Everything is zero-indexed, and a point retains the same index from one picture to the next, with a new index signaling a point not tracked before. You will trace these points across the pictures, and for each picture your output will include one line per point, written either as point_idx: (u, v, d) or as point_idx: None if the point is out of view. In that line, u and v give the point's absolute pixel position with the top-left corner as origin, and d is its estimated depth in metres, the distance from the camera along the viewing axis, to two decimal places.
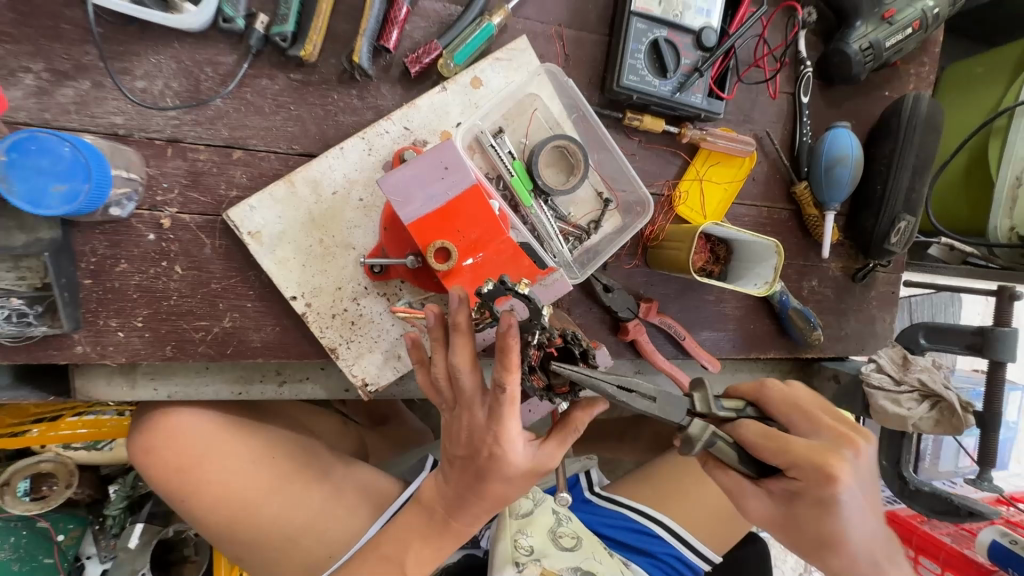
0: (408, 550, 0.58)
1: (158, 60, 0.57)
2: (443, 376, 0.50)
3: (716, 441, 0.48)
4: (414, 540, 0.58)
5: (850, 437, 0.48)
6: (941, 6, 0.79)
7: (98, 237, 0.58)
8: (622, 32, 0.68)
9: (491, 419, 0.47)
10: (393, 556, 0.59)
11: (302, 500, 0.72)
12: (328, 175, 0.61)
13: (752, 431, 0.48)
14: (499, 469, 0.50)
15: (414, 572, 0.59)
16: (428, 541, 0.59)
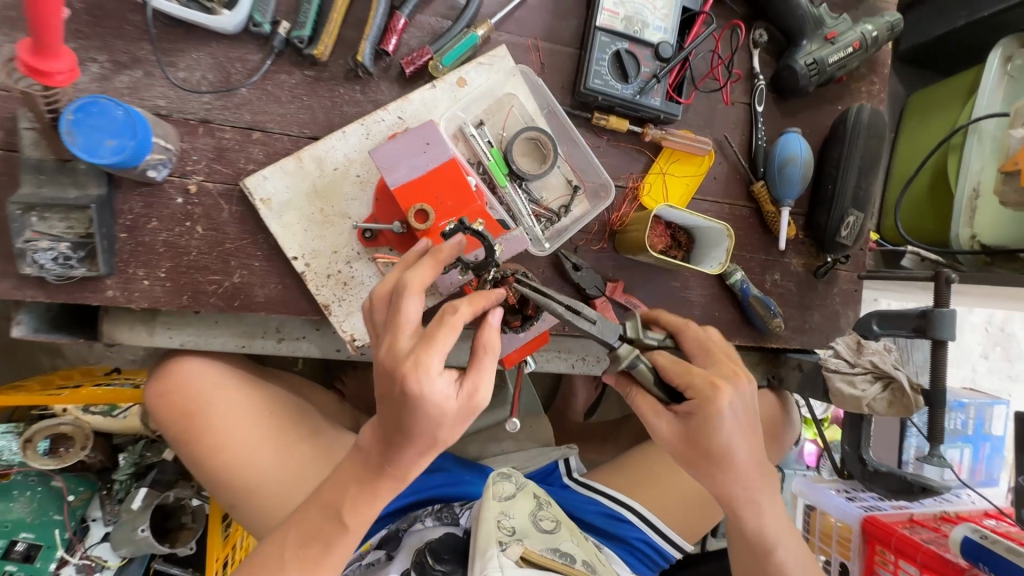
0: (346, 493, 0.54)
1: (198, 56, 0.69)
2: (385, 296, 0.53)
3: (638, 363, 0.62)
4: (351, 486, 0.54)
5: (735, 372, 0.64)
6: (880, 30, 0.89)
7: (136, 198, 0.68)
8: (589, 44, 0.79)
9: (419, 344, 0.47)
10: (332, 502, 0.54)
11: (289, 458, 0.78)
12: (331, 154, 0.72)
13: (666, 356, 0.64)
14: (417, 406, 0.48)
15: (355, 525, 0.54)
16: (366, 488, 0.53)
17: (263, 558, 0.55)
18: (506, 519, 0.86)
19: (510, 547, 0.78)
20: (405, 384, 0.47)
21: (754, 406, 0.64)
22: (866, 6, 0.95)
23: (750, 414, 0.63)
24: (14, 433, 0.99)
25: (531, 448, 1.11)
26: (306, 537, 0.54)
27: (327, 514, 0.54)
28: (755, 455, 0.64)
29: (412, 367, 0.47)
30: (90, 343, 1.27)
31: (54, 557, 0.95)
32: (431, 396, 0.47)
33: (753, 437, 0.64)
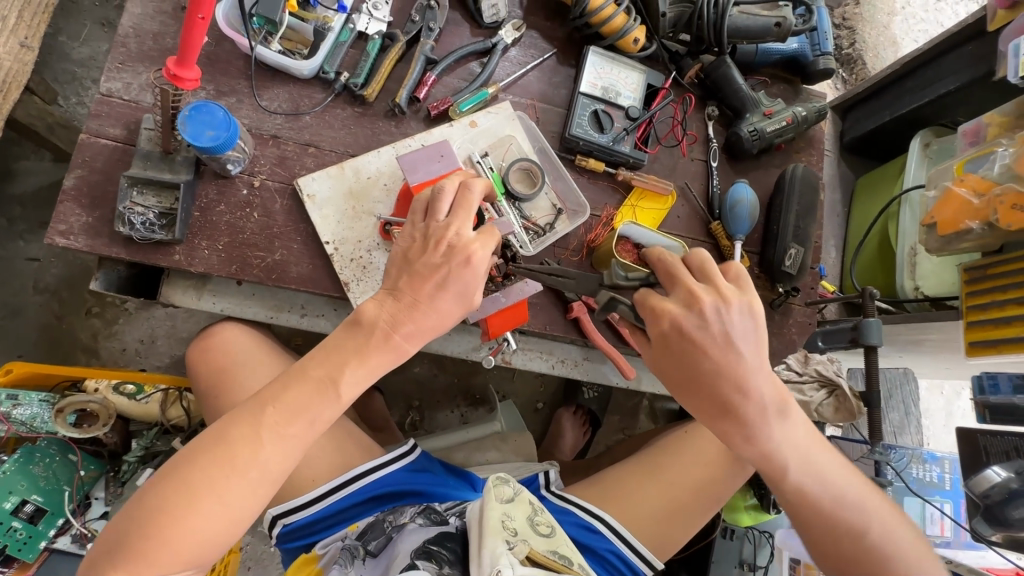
0: (345, 370, 0.65)
1: (278, 91, 0.92)
2: (451, 189, 0.71)
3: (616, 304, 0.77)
4: (350, 357, 0.66)
5: (688, 296, 0.70)
6: (809, 111, 1.11)
7: (212, 186, 0.87)
8: (574, 104, 1.03)
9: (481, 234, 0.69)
10: (329, 376, 0.65)
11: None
12: (366, 167, 0.92)
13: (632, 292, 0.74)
14: (462, 278, 0.68)
15: (350, 389, 0.66)
16: (364, 358, 0.66)
17: (235, 429, 0.62)
18: (509, 520, 0.87)
19: (517, 547, 0.80)
20: (472, 261, 0.67)
21: (715, 322, 0.69)
22: (801, 97, 1.18)
23: (702, 331, 0.69)
24: (50, 403, 1.06)
25: (515, 461, 1.17)
26: (294, 408, 0.63)
27: (322, 383, 0.65)
28: (735, 371, 0.69)
29: (481, 251, 0.68)
30: (124, 347, 1.40)
31: (57, 523, 1.03)
32: (478, 278, 0.69)
33: (732, 355, 0.69)
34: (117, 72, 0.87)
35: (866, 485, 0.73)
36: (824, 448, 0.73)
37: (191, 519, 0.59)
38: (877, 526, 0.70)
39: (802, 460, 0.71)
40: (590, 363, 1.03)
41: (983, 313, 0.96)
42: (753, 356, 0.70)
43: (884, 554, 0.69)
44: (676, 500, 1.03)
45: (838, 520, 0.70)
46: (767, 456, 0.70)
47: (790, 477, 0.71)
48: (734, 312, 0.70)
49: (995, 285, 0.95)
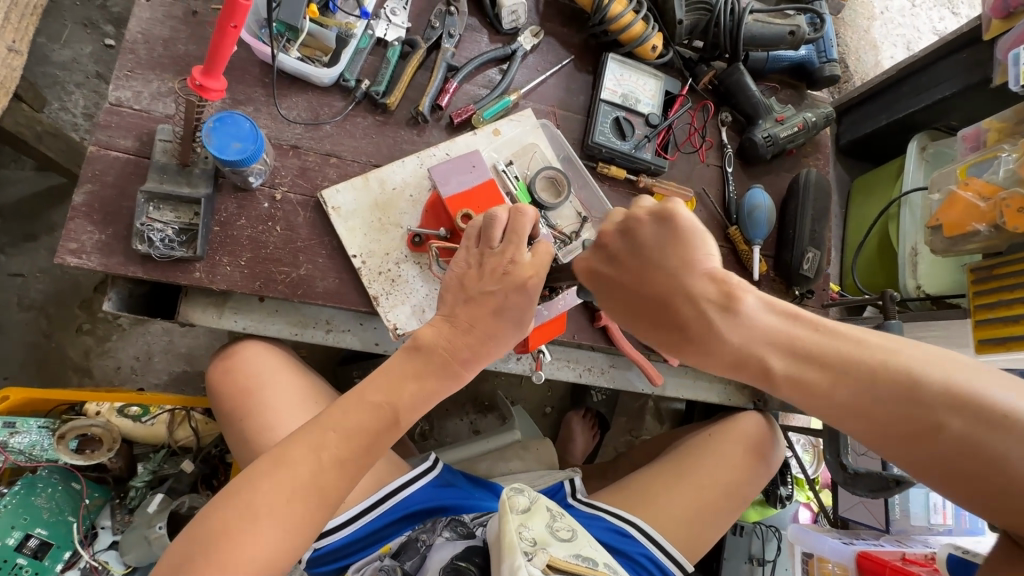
0: (405, 394, 0.64)
1: (297, 100, 0.89)
2: (499, 218, 0.68)
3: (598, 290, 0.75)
4: (410, 381, 0.65)
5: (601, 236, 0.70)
6: (818, 117, 1.14)
7: (231, 200, 0.84)
8: (595, 111, 1.03)
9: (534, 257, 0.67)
10: (387, 402, 0.64)
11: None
12: (392, 177, 0.90)
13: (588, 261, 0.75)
14: (519, 307, 0.67)
15: (407, 413, 0.65)
16: (421, 382, 0.65)
17: (296, 452, 0.60)
18: (526, 530, 0.85)
19: (536, 556, 0.79)
20: (527, 290, 0.66)
21: (621, 245, 0.68)
22: (807, 102, 1.21)
23: (614, 262, 0.68)
24: (49, 429, 1.01)
25: (537, 470, 1.17)
26: (353, 432, 0.62)
27: (381, 408, 0.63)
28: (658, 283, 0.64)
29: (536, 278, 0.66)
30: (119, 365, 1.34)
31: (64, 556, 0.99)
32: (533, 307, 0.67)
33: (650, 272, 0.65)
34: (126, 80, 0.82)
35: (887, 351, 0.58)
36: (812, 328, 0.60)
37: (253, 546, 0.56)
38: (912, 402, 0.55)
39: (785, 359, 0.60)
40: (616, 370, 1.03)
41: (991, 311, 1.01)
42: (679, 261, 0.63)
43: (934, 423, 0.55)
44: (705, 498, 1.05)
45: (860, 410, 0.57)
46: (741, 363, 0.61)
47: (777, 380, 0.60)
48: (648, 226, 0.65)
49: (1002, 284, 1.00)
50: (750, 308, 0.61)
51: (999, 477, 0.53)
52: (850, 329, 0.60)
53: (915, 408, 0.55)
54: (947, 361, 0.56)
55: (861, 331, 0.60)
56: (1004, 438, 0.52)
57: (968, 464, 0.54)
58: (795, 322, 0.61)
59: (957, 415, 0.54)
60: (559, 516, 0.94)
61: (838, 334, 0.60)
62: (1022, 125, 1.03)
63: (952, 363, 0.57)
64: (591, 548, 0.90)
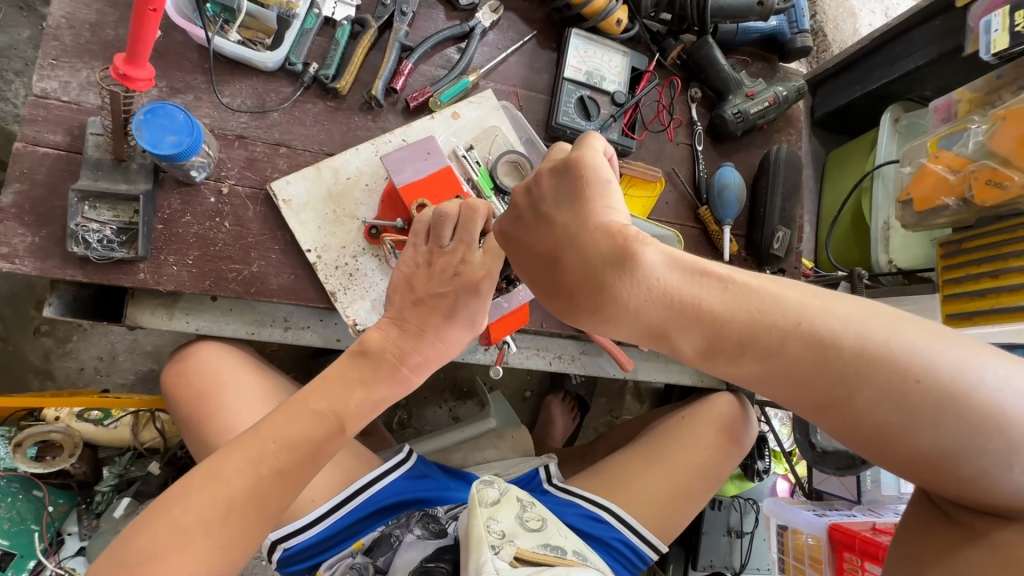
0: (351, 401, 0.63)
1: (241, 86, 0.84)
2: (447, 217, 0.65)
3: None
4: (356, 390, 0.63)
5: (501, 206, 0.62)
6: (789, 90, 1.11)
7: (175, 195, 0.80)
8: (559, 90, 0.99)
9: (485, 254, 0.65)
10: (333, 410, 0.62)
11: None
12: (345, 166, 0.86)
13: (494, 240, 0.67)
14: (467, 306, 0.64)
15: (355, 418, 0.63)
16: (368, 388, 0.64)
17: (229, 468, 0.58)
18: (495, 523, 0.86)
19: (503, 549, 0.80)
20: (479, 291, 0.64)
21: (524, 203, 0.58)
22: (779, 75, 1.19)
23: (518, 220, 0.59)
24: (6, 438, 0.99)
25: (513, 457, 1.16)
26: (297, 441, 0.60)
27: (327, 416, 0.61)
28: (554, 245, 0.55)
29: (488, 277, 0.64)
30: (82, 366, 1.30)
31: (28, 565, 0.96)
32: (486, 307, 0.66)
33: (545, 232, 0.56)
34: (51, 69, 0.77)
35: (806, 307, 0.46)
36: (719, 285, 0.49)
37: (184, 566, 0.54)
38: (830, 370, 0.44)
39: (690, 325, 0.48)
40: (587, 357, 1.02)
41: (959, 287, 1.00)
42: (574, 219, 0.54)
43: (857, 394, 0.44)
44: (676, 478, 1.05)
45: (777, 376, 0.47)
46: (645, 332, 0.51)
47: (683, 348, 0.50)
48: (549, 182, 0.57)
49: (968, 259, 1.00)
50: (648, 261, 0.50)
51: (932, 449, 0.43)
52: (767, 282, 0.48)
53: (832, 370, 0.45)
54: (871, 317, 0.45)
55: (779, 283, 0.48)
56: (941, 406, 0.42)
57: (884, 430, 0.44)
58: (700, 278, 0.49)
59: (885, 387, 0.43)
60: (529, 505, 0.96)
61: (752, 289, 0.48)
62: (993, 96, 1.01)
63: (880, 319, 0.45)
64: (562, 538, 0.91)
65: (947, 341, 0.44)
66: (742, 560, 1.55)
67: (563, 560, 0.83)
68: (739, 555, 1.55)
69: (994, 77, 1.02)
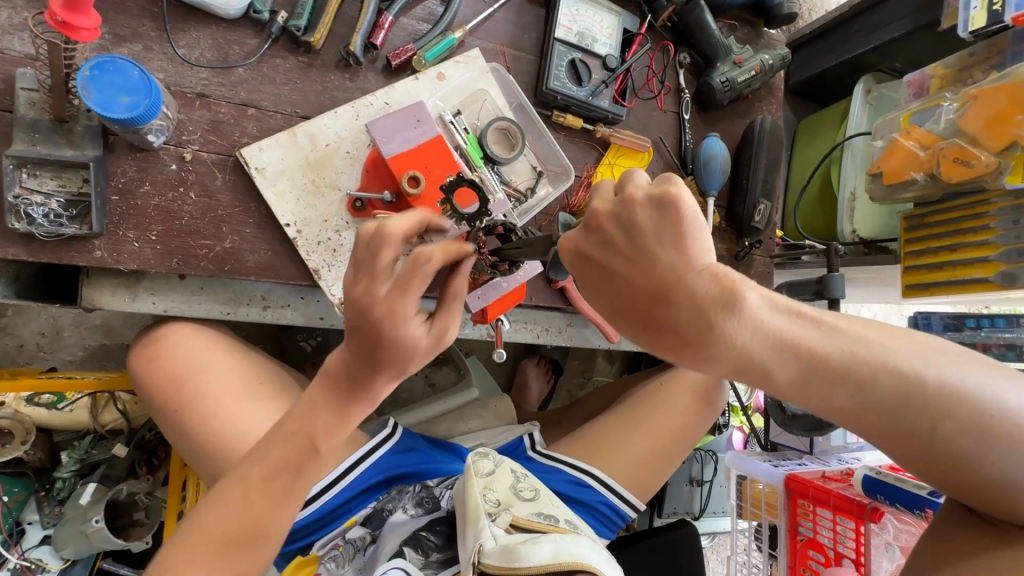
0: (318, 422, 0.60)
1: (198, 36, 0.74)
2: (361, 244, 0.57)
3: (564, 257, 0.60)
4: (322, 411, 0.60)
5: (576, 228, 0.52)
6: (774, 59, 1.11)
7: (130, 162, 0.71)
8: (549, 51, 0.93)
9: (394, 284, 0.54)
10: (306, 433, 0.60)
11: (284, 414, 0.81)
12: (324, 131, 0.79)
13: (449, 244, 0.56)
14: (390, 343, 0.56)
15: (328, 437, 0.61)
16: (335, 410, 0.60)
17: (228, 488, 0.60)
18: (491, 492, 0.88)
19: (500, 516, 0.82)
20: (381, 332, 0.55)
21: (615, 233, 0.48)
22: (763, 42, 1.18)
23: (606, 252, 0.49)
24: None
25: (496, 426, 1.18)
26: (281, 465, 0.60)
27: (300, 438, 0.60)
28: (659, 282, 0.45)
29: (392, 316, 0.54)
30: (21, 343, 1.18)
31: None
32: (410, 337, 0.56)
33: (644, 266, 0.46)
34: None
35: (892, 351, 0.44)
36: (818, 327, 0.44)
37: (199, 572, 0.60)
38: (918, 406, 0.43)
39: (790, 364, 0.43)
40: (574, 329, 1.02)
41: (919, 258, 1.07)
42: (682, 252, 0.45)
43: (935, 431, 0.44)
44: (656, 443, 1.10)
45: (865, 420, 0.45)
46: (740, 372, 0.45)
47: (779, 388, 0.45)
48: (646, 210, 0.47)
49: (931, 233, 1.05)
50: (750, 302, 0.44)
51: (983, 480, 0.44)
52: (855, 323, 0.45)
53: (917, 411, 0.43)
54: (937, 354, 0.45)
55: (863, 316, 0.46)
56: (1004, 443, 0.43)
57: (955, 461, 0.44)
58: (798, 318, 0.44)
59: (965, 419, 0.43)
60: (523, 477, 0.98)
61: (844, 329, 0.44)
62: (964, 73, 1.04)
63: (946, 357, 0.45)
64: (553, 505, 0.94)
65: (986, 371, 0.45)
66: (702, 505, 1.68)
67: (558, 527, 0.86)
68: (699, 501, 1.67)
69: (968, 55, 1.04)
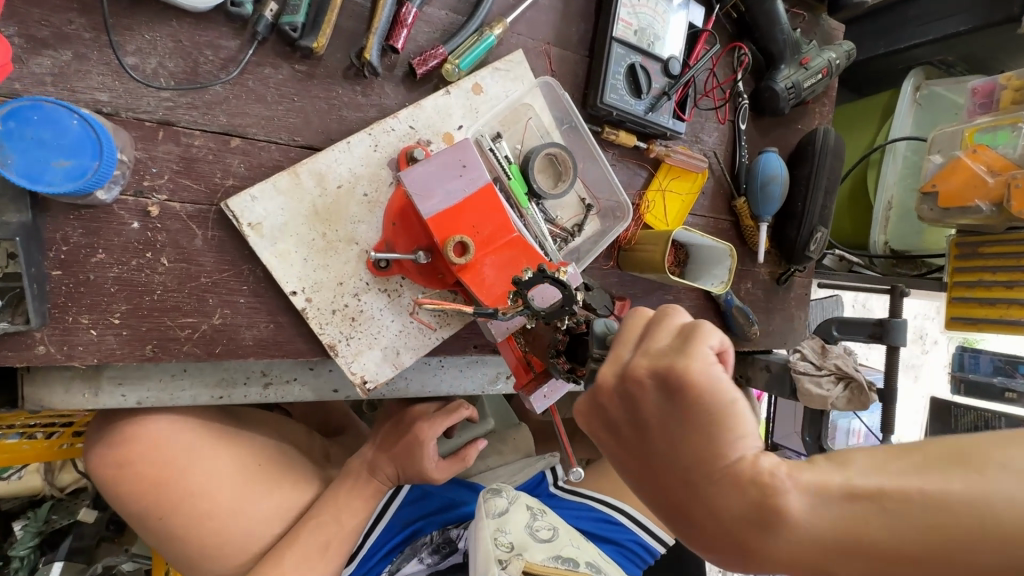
0: (350, 505, 0.69)
1: (153, 37, 0.54)
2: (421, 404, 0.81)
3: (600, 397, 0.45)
4: (347, 495, 0.70)
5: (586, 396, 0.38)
6: (841, 58, 0.97)
7: (73, 223, 0.52)
8: (604, 54, 0.76)
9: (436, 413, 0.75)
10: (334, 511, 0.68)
11: (289, 493, 0.70)
12: (334, 168, 0.61)
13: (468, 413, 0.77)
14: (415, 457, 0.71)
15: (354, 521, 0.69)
16: (360, 494, 0.71)
17: None
18: (503, 535, 0.81)
19: (511, 562, 0.75)
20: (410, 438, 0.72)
21: (622, 413, 0.35)
22: (822, 30, 1.02)
23: (611, 434, 0.36)
24: None
25: (515, 460, 1.10)
26: (314, 544, 0.65)
27: (329, 521, 0.67)
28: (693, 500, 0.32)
29: (419, 436, 0.72)
30: None
31: None
32: (425, 456, 0.71)
33: (670, 482, 0.33)
34: None
35: None
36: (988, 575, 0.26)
37: None
38: None
39: None
40: None
41: (968, 290, 1.02)
42: (697, 454, 0.32)
43: None
44: None
45: None
46: None
47: None
48: (652, 397, 0.33)
49: (987, 263, 1.00)
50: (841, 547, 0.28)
51: None
52: None
53: None
54: None
55: (1004, 449, 0.27)
56: None
57: None
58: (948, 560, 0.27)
59: None
60: (540, 514, 0.90)
61: None
62: None
63: None
64: (574, 545, 0.87)
65: None
66: None
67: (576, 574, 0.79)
68: None
69: None
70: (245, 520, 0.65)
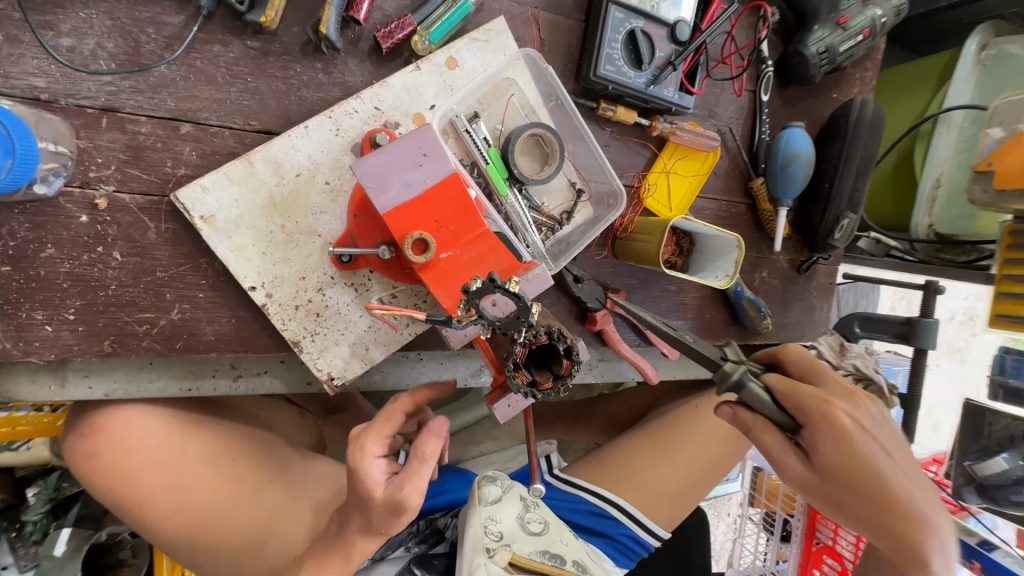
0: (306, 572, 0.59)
1: (88, 15, 0.50)
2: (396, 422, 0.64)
3: (748, 382, 0.54)
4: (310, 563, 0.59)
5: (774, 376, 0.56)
6: (889, 15, 0.83)
7: (19, 217, 0.51)
8: (600, 20, 0.67)
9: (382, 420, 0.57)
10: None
11: (285, 507, 0.68)
12: (291, 156, 0.57)
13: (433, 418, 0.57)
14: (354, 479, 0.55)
15: None
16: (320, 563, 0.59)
17: None
18: (494, 524, 0.78)
19: (498, 553, 0.74)
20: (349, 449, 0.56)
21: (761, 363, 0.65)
22: None
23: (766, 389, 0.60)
24: None
25: (511, 446, 1.08)
26: None
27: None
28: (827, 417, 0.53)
29: (357, 446, 0.55)
30: None
31: None
32: (367, 464, 0.54)
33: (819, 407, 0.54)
34: None
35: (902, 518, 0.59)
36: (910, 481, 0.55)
37: None
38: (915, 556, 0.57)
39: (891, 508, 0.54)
40: (606, 364, 0.84)
41: (1018, 285, 0.91)
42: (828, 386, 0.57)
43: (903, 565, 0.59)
44: (689, 471, 1.02)
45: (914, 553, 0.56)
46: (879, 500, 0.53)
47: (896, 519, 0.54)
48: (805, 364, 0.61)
49: None
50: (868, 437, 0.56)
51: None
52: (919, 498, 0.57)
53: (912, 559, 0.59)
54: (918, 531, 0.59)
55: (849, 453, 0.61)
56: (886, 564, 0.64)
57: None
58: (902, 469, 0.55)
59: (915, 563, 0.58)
60: (534, 504, 0.86)
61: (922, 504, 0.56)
62: None
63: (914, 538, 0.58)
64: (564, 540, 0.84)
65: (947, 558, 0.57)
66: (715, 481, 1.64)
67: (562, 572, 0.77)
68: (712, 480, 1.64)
69: None
70: (227, 526, 0.64)
